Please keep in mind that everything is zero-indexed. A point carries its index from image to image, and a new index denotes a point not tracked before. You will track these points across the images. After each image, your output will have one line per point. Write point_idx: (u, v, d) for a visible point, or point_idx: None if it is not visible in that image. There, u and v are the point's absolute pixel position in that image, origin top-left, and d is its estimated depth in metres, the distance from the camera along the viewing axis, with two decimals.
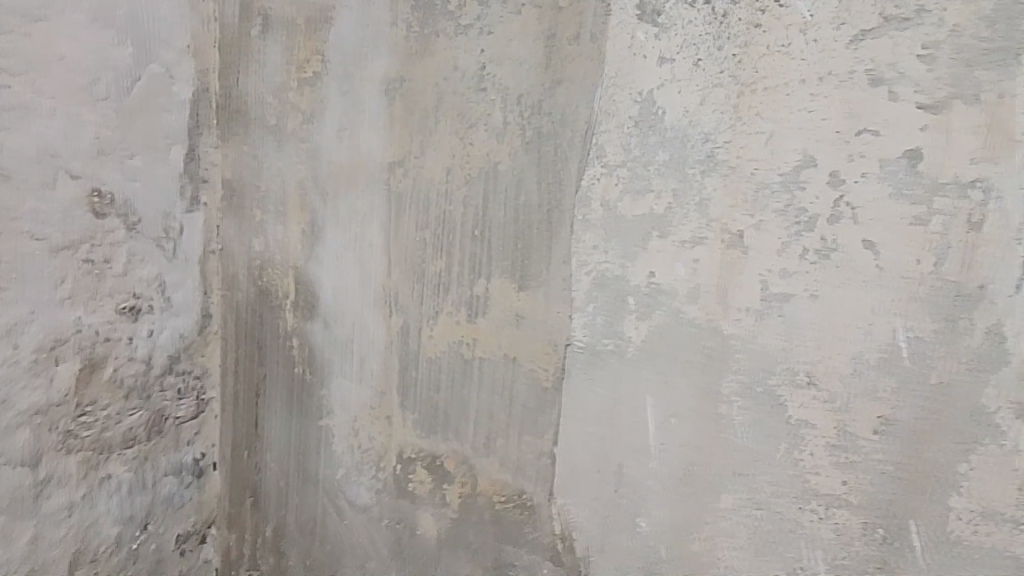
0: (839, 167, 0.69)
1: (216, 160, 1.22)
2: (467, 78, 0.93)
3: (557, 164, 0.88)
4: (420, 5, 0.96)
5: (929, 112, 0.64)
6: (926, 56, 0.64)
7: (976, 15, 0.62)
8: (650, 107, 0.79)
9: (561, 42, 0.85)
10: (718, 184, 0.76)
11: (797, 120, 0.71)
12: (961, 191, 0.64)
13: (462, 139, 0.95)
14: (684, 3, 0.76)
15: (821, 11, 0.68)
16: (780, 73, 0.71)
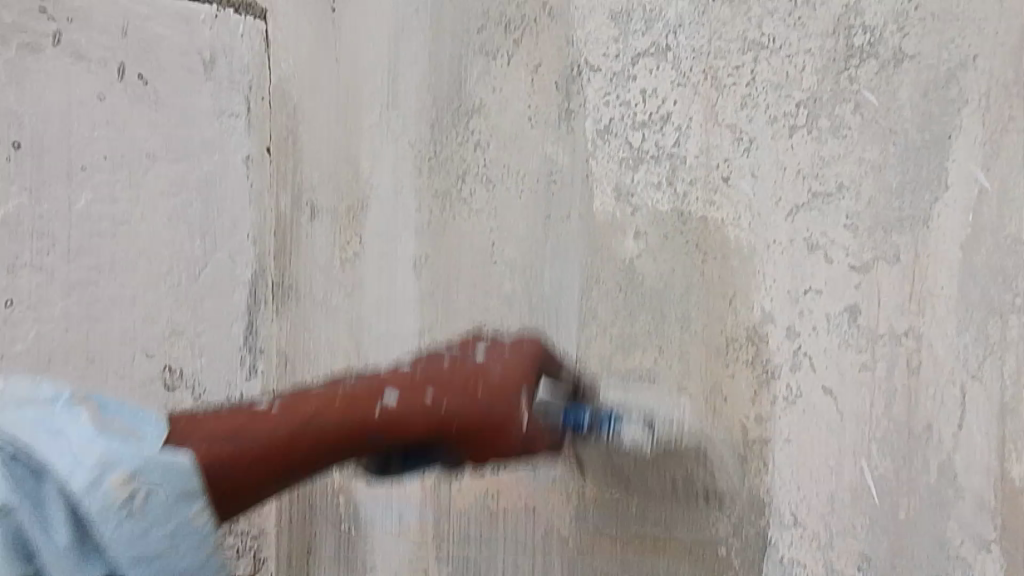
0: (793, 321, 0.77)
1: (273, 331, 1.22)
2: (479, 251, 1.03)
3: (554, 326, 0.97)
4: (439, 193, 1.07)
5: (860, 273, 0.73)
6: (851, 225, 0.74)
7: (885, 187, 0.72)
8: (631, 274, 0.90)
9: (554, 218, 0.96)
10: (695, 341, 0.85)
11: (751, 282, 0.80)
12: (898, 339, 0.71)
13: (480, 305, 1.04)
14: (651, 185, 0.87)
15: (760, 189, 0.79)
16: (737, 243, 0.81)
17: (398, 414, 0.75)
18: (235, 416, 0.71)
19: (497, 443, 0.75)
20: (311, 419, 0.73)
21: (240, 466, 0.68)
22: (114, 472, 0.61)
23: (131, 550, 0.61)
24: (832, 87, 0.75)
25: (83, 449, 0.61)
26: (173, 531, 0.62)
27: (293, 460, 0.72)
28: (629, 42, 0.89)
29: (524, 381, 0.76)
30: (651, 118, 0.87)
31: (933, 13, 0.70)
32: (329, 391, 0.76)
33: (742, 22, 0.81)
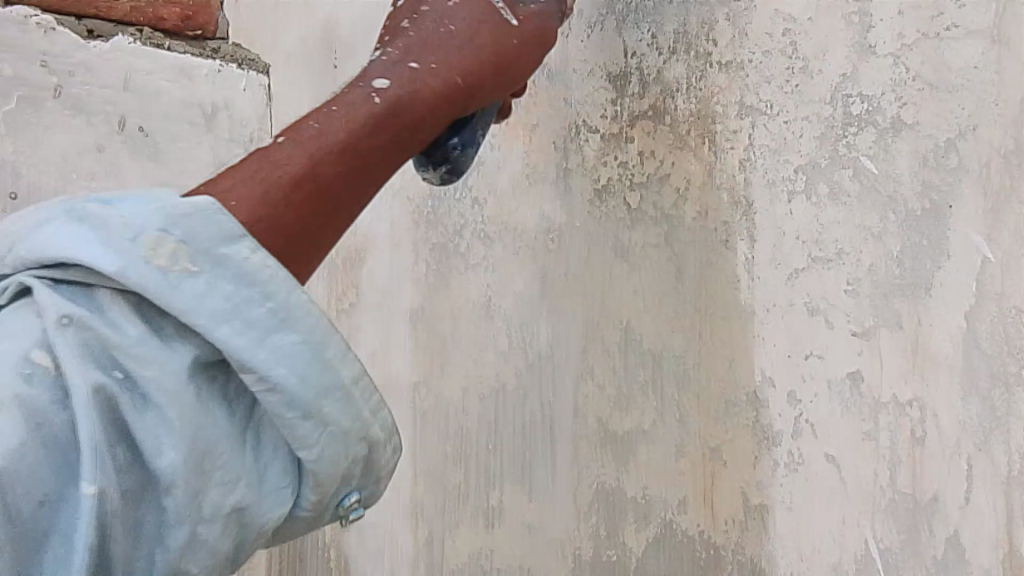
0: (793, 386, 0.76)
1: None
2: (478, 306, 1.02)
3: (551, 383, 0.96)
4: (435, 247, 1.06)
5: (862, 339, 0.72)
6: (852, 291, 0.73)
7: (886, 254, 0.71)
8: (628, 334, 0.89)
9: (552, 274, 0.95)
10: (692, 403, 0.84)
11: (750, 344, 0.79)
12: (901, 407, 0.70)
13: (476, 361, 1.02)
14: (649, 245, 0.88)
15: (759, 253, 0.79)
16: (738, 305, 0.80)
17: (401, 99, 0.54)
18: (240, 172, 0.47)
19: (506, 67, 0.61)
20: (318, 137, 0.50)
21: (252, 207, 0.46)
22: (253, 303, 0.43)
23: (291, 395, 0.42)
24: (830, 153, 0.75)
25: (214, 259, 0.43)
26: (300, 313, 0.44)
27: (370, 164, 0.52)
28: (626, 103, 0.89)
29: (499, 0, 0.62)
30: (650, 178, 0.88)
31: (931, 83, 0.69)
32: (313, 110, 0.53)
33: (738, 87, 0.81)
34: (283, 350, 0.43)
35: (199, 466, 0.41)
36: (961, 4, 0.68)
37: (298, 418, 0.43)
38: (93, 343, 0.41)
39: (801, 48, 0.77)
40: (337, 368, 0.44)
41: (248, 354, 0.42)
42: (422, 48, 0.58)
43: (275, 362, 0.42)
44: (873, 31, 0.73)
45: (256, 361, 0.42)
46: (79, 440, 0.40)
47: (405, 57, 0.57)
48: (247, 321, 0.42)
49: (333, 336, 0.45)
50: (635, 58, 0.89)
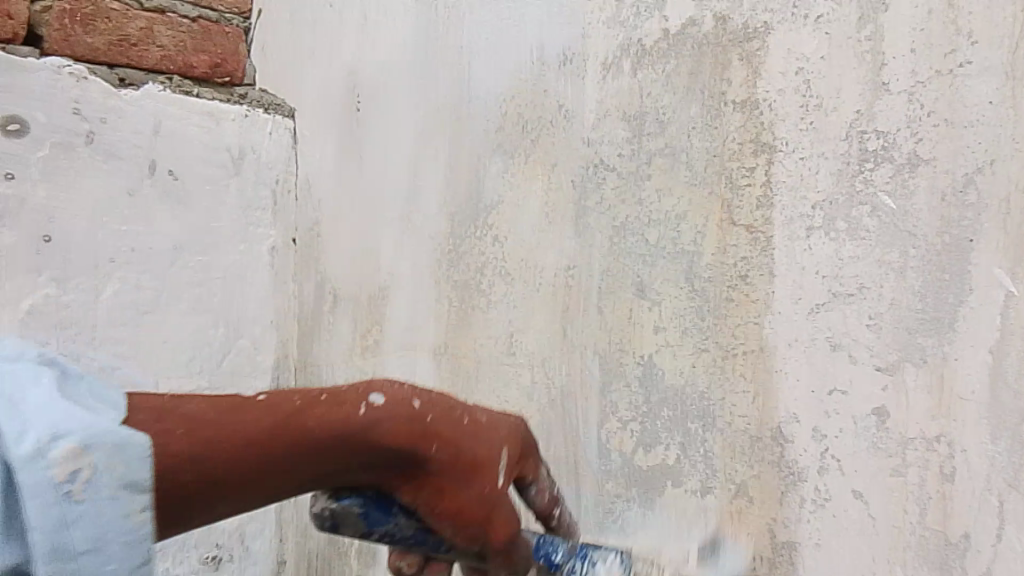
0: (817, 422, 0.76)
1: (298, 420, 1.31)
2: (500, 343, 1.06)
3: (577, 418, 0.97)
4: (457, 285, 1.11)
5: (886, 373, 0.72)
6: (874, 325, 0.73)
7: (907, 289, 0.71)
8: (650, 370, 0.90)
9: (572, 311, 0.98)
10: (716, 439, 0.83)
11: (775, 381, 0.79)
12: (927, 443, 0.69)
13: (500, 397, 1.06)
14: (669, 282, 0.88)
15: (780, 288, 0.79)
16: (761, 339, 0.80)
17: (364, 426, 0.59)
18: (186, 404, 0.56)
19: (466, 526, 0.61)
20: (301, 412, 0.59)
21: (175, 419, 0.54)
22: (58, 443, 0.47)
23: (48, 534, 0.46)
24: (847, 190, 0.75)
25: (42, 406, 0.48)
26: (99, 468, 0.48)
27: (252, 457, 0.56)
28: (643, 142, 0.92)
29: (513, 445, 0.63)
30: (667, 215, 0.89)
31: (947, 118, 0.69)
32: (312, 393, 0.61)
33: (754, 125, 0.81)
34: (73, 501, 0.47)
35: None
36: (976, 40, 0.68)
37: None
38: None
39: (816, 85, 0.77)
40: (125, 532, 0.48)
41: (37, 498, 0.45)
42: (421, 432, 0.60)
43: (37, 509, 0.45)
44: (887, 68, 0.73)
45: (33, 503, 0.45)
46: None
47: (402, 413, 0.60)
48: (53, 460, 0.46)
49: (123, 498, 0.48)
50: (649, 98, 0.91)
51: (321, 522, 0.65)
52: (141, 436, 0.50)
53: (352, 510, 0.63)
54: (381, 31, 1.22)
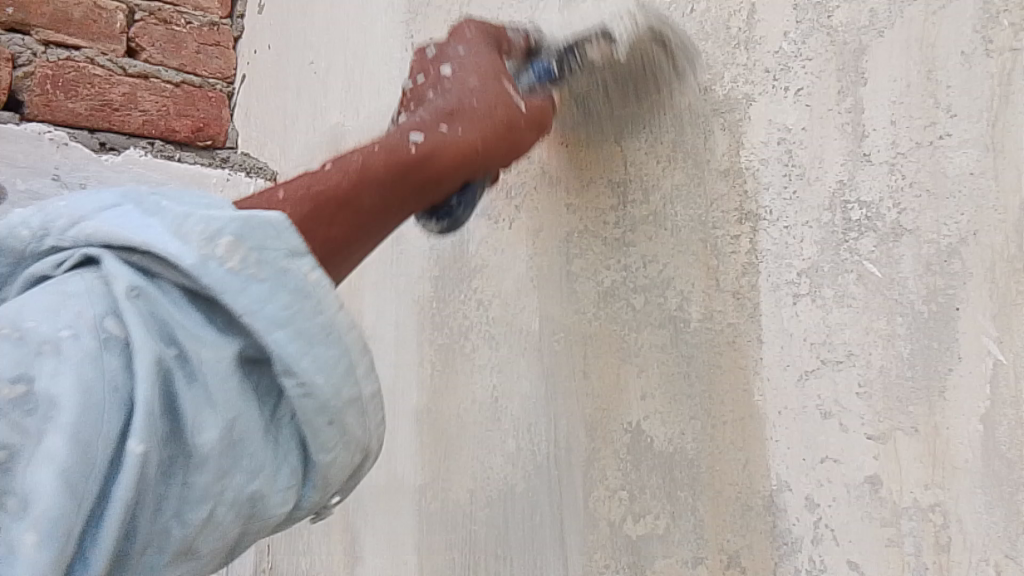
0: (810, 490, 0.75)
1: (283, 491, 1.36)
2: (483, 408, 1.05)
3: (563, 486, 0.96)
4: (439, 347, 1.12)
5: (877, 441, 0.71)
6: (863, 392, 0.72)
7: (896, 356, 0.71)
8: (639, 436, 0.89)
9: (558, 376, 0.97)
10: (707, 507, 0.82)
11: (766, 448, 0.78)
12: (922, 511, 0.68)
13: (483, 463, 1.05)
14: (655, 348, 0.88)
15: (768, 354, 0.79)
16: (751, 404, 0.80)
17: (426, 149, 0.79)
18: (301, 180, 0.70)
19: (518, 148, 0.87)
20: (367, 169, 0.73)
21: (312, 202, 0.68)
22: (216, 241, 0.56)
23: (260, 303, 0.57)
24: (833, 257, 0.76)
25: (186, 220, 0.57)
26: (256, 247, 0.58)
27: (363, 187, 0.72)
28: (628, 209, 0.93)
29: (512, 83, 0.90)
30: (654, 282, 0.89)
31: (930, 189, 0.70)
32: (367, 151, 0.76)
33: (738, 193, 0.83)
34: (254, 277, 0.57)
35: (229, 432, 0.55)
36: (955, 114, 0.69)
37: (300, 332, 0.58)
38: (155, 312, 0.55)
39: (797, 155, 0.79)
40: (310, 289, 0.59)
41: (228, 283, 0.56)
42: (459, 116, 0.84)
43: (232, 296, 0.56)
44: (868, 138, 0.74)
45: (228, 287, 0.56)
46: (132, 349, 0.53)
47: (470, 138, 0.82)
48: (222, 254, 0.56)
49: (291, 265, 0.59)
50: (634, 166, 0.93)
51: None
52: (276, 215, 0.60)
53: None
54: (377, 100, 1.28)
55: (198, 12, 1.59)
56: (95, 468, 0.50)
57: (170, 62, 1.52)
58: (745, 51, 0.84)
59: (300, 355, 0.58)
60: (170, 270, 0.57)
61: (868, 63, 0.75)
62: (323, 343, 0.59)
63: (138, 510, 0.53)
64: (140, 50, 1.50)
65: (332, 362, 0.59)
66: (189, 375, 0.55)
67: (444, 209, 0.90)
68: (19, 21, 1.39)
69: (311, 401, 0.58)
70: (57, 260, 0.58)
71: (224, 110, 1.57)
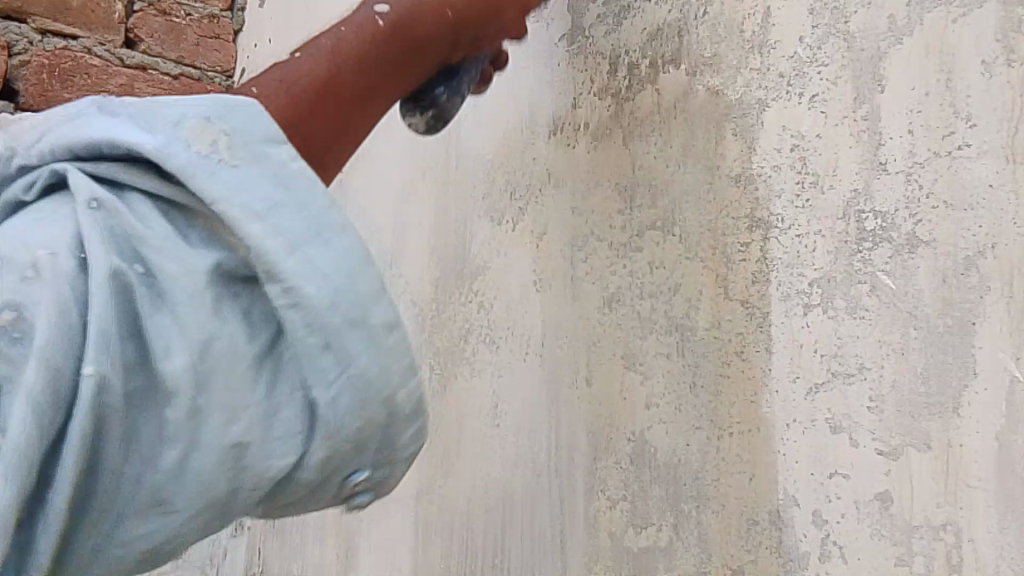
0: (818, 506, 0.73)
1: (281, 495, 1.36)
2: (483, 414, 1.04)
3: (564, 495, 0.94)
4: (439, 350, 1.12)
5: (889, 457, 0.70)
6: (874, 407, 0.71)
7: (909, 371, 0.69)
8: (642, 445, 0.87)
9: (560, 383, 0.96)
10: (711, 520, 0.80)
11: (773, 461, 0.77)
12: (934, 531, 0.66)
13: (482, 469, 1.03)
14: (661, 356, 0.87)
15: (777, 366, 0.77)
16: (759, 416, 0.78)
17: (397, 21, 0.66)
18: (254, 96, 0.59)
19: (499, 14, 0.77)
20: (329, 81, 0.62)
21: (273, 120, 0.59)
22: (181, 126, 0.53)
23: (234, 197, 0.52)
24: (846, 267, 0.74)
25: (154, 113, 0.54)
26: (231, 132, 0.54)
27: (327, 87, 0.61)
28: (636, 213, 0.91)
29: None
30: (660, 288, 0.87)
31: (946, 200, 0.69)
32: (330, 34, 0.64)
33: (750, 200, 0.81)
34: (226, 163, 0.52)
35: (198, 359, 0.50)
36: (975, 123, 0.68)
37: (288, 228, 0.52)
38: (117, 227, 0.51)
39: (811, 162, 0.77)
40: (292, 177, 0.54)
41: (194, 170, 0.52)
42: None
43: (204, 183, 0.52)
44: (883, 147, 0.73)
45: (197, 174, 0.52)
46: (95, 254, 0.49)
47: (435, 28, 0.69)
48: (188, 139, 0.52)
49: (270, 150, 0.54)
50: (642, 170, 0.91)
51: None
52: (247, 98, 0.56)
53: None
54: None
55: (199, 4, 1.62)
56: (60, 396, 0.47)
57: (169, 54, 1.56)
58: (760, 55, 0.82)
59: (287, 260, 0.52)
60: (141, 175, 0.53)
61: (885, 69, 0.73)
62: (324, 236, 0.53)
63: (103, 453, 0.49)
64: (139, 42, 1.53)
65: (343, 260, 0.53)
66: (155, 287, 0.50)
67: (426, 95, 0.85)
68: (16, 10, 1.42)
69: (301, 313, 0.52)
70: (26, 184, 0.54)
71: None
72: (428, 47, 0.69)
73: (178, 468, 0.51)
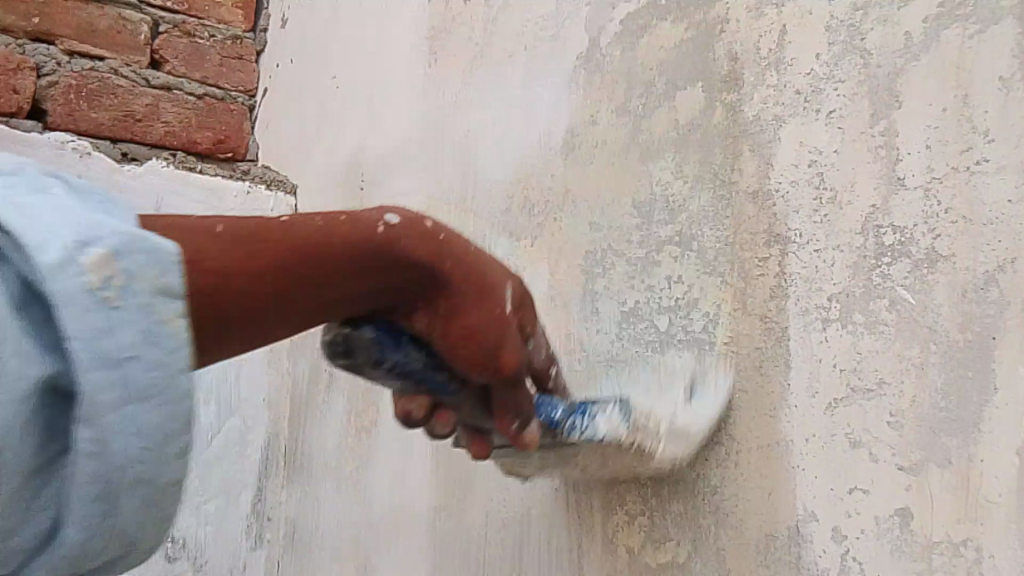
0: (838, 521, 0.73)
1: (300, 509, 1.37)
2: None
3: (582, 511, 0.94)
4: None
5: (908, 473, 0.69)
6: (894, 422, 0.71)
7: (929, 386, 0.69)
8: None
9: (578, 399, 0.96)
10: (730, 536, 0.80)
11: (791, 476, 0.77)
12: (955, 548, 0.66)
13: (499, 484, 1.03)
14: (679, 371, 0.87)
15: (795, 381, 0.77)
16: (778, 431, 0.78)
17: (397, 236, 0.70)
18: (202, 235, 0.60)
19: (478, 339, 0.74)
20: (292, 229, 0.64)
21: (232, 254, 0.60)
22: (85, 250, 0.52)
23: (91, 335, 0.51)
24: (864, 282, 0.74)
25: (70, 216, 0.53)
26: (122, 278, 0.53)
27: (316, 250, 0.65)
28: (653, 229, 0.91)
29: (513, 284, 0.77)
30: (678, 303, 0.88)
31: (965, 216, 0.69)
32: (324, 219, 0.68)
33: (767, 215, 0.81)
34: (94, 306, 0.52)
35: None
36: (992, 138, 0.68)
37: (118, 385, 0.53)
38: None
39: (829, 178, 0.77)
40: (155, 335, 0.54)
41: (69, 301, 0.51)
42: (429, 240, 0.72)
43: (71, 315, 0.51)
44: (901, 163, 0.73)
45: (70, 305, 0.51)
46: None
47: (435, 251, 0.72)
48: (82, 269, 0.51)
49: (161, 302, 0.55)
50: (660, 186, 0.92)
51: (332, 348, 0.75)
52: (169, 245, 0.56)
53: (365, 337, 0.73)
54: (402, 122, 1.29)
55: (222, 25, 1.65)
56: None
57: (192, 74, 1.59)
58: (776, 72, 0.83)
59: (105, 408, 0.52)
60: (23, 260, 0.52)
61: (901, 86, 0.74)
62: (154, 403, 0.54)
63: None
64: (164, 62, 1.56)
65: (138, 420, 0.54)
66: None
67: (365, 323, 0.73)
68: (44, 32, 1.45)
69: (94, 463, 0.52)
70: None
71: (245, 121, 1.63)
72: (456, 288, 0.73)
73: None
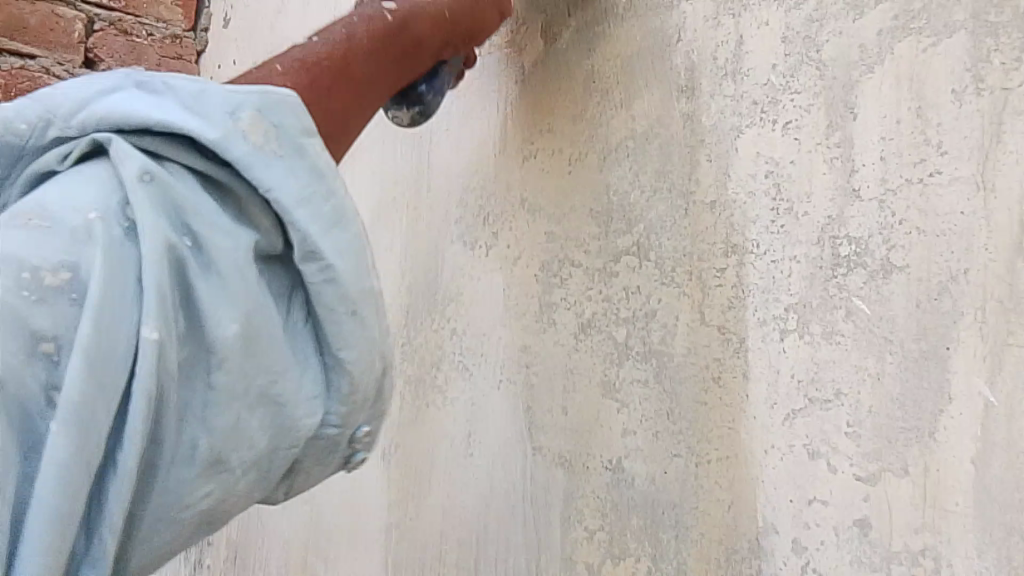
0: (798, 532, 0.73)
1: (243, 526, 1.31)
2: (457, 441, 1.02)
3: (540, 523, 0.92)
4: (411, 378, 1.09)
5: (867, 483, 0.70)
6: (852, 433, 0.71)
7: (886, 397, 0.69)
8: (620, 472, 0.86)
9: (535, 410, 0.95)
10: (689, 548, 0.80)
11: (753, 487, 0.76)
12: (914, 558, 0.66)
13: (455, 496, 1.01)
14: (638, 381, 0.86)
15: (754, 392, 0.77)
16: (738, 440, 0.78)
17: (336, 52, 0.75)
18: None
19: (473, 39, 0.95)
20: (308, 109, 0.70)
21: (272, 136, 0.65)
22: (235, 117, 0.60)
23: (280, 185, 0.60)
24: (822, 293, 0.74)
25: (210, 97, 0.60)
26: (278, 125, 0.61)
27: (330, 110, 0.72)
28: (610, 239, 0.91)
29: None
30: (635, 314, 0.87)
31: (919, 228, 0.69)
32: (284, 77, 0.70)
33: (725, 226, 0.81)
34: (273, 154, 0.60)
35: (240, 330, 0.57)
36: (944, 149, 0.69)
37: (317, 215, 0.61)
38: (171, 201, 0.56)
39: (786, 189, 0.78)
40: (325, 171, 0.63)
41: (244, 161, 0.59)
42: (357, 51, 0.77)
43: (256, 172, 0.59)
44: (856, 175, 0.73)
45: (251, 165, 0.59)
46: (140, 229, 0.54)
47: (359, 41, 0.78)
48: (241, 128, 0.59)
49: (307, 142, 0.62)
50: (616, 196, 0.91)
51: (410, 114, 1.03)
52: (282, 92, 0.62)
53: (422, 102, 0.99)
54: None
55: (159, 22, 1.63)
56: (124, 357, 0.52)
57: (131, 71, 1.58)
58: (732, 83, 0.83)
59: (324, 238, 0.61)
60: (181, 157, 0.58)
61: (857, 97, 0.74)
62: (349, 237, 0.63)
63: (163, 425, 0.54)
64: (98, 60, 1.55)
65: (347, 249, 0.62)
66: (211, 272, 0.57)
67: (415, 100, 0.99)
68: None
69: (333, 287, 0.61)
70: (64, 152, 0.59)
71: None
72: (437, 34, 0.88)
73: (211, 417, 0.56)
